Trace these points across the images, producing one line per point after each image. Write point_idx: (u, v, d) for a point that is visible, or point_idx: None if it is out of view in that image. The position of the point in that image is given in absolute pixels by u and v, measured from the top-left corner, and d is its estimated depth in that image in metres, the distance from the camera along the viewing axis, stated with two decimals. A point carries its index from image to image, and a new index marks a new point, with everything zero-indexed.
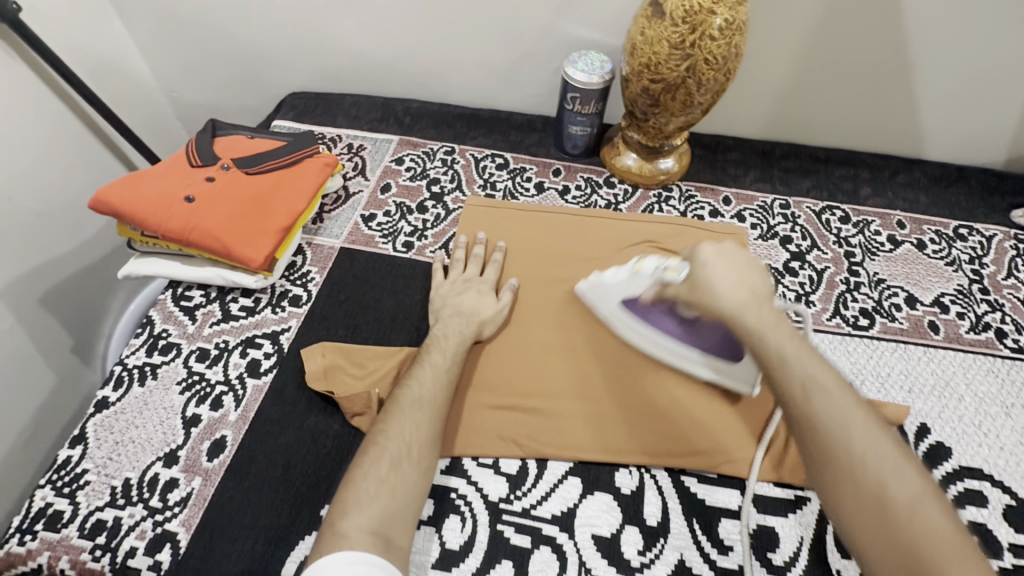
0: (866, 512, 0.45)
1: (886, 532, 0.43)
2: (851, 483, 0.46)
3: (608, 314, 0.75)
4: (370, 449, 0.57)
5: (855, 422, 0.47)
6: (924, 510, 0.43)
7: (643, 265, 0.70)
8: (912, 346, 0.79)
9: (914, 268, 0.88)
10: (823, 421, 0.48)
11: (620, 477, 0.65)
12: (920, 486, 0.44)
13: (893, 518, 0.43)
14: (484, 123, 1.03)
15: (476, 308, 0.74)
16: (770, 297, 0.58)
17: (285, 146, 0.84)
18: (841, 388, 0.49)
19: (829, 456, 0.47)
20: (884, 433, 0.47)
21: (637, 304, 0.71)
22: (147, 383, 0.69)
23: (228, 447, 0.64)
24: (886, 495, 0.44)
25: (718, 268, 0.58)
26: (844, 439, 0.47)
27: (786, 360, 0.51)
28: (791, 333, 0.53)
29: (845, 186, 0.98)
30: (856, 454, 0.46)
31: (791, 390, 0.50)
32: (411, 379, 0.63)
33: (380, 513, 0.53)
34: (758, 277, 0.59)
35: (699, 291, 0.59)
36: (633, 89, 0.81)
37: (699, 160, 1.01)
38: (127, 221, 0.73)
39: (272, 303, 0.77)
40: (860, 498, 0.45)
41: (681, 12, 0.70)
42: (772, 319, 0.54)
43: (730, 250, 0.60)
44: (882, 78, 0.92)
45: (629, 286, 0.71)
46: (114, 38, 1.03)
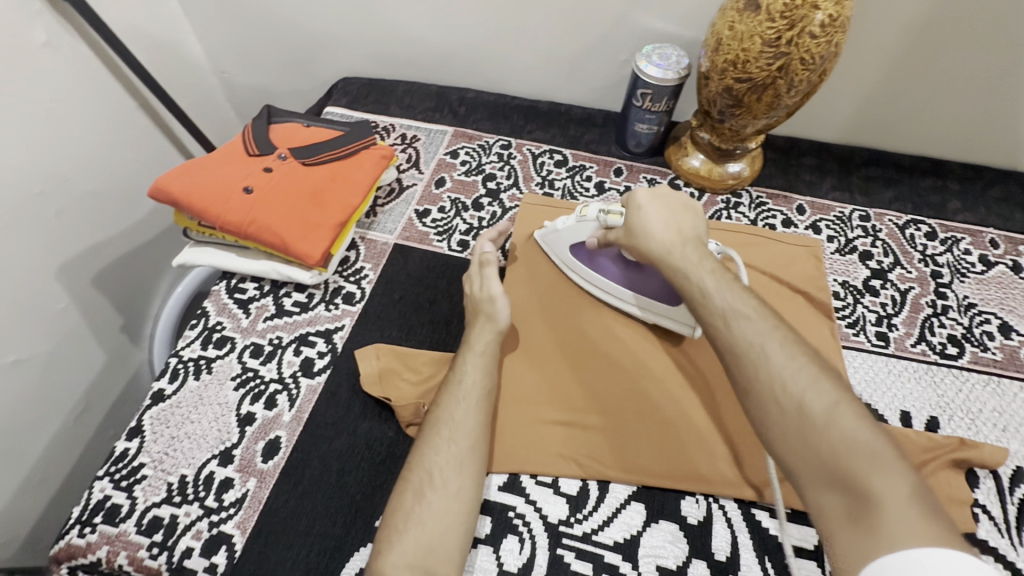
0: (788, 430, 0.42)
1: (804, 439, 0.41)
2: (771, 406, 0.44)
3: (561, 260, 0.77)
4: (404, 478, 0.55)
5: (773, 343, 0.46)
6: (843, 419, 0.41)
7: (588, 211, 0.70)
8: (1007, 379, 0.72)
9: (1009, 293, 0.80)
10: (741, 345, 0.47)
11: (686, 506, 0.61)
12: (837, 395, 0.42)
13: (812, 429, 0.41)
14: (542, 116, 0.98)
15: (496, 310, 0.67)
16: (700, 235, 0.59)
17: (341, 137, 0.81)
18: (761, 314, 0.49)
19: (748, 376, 0.46)
20: (799, 353, 0.45)
21: (585, 251, 0.74)
22: (202, 377, 0.68)
23: (282, 449, 0.63)
24: (803, 406, 0.42)
25: (654, 212, 0.61)
26: (761, 357, 0.46)
27: (709, 293, 0.52)
28: (718, 270, 0.54)
29: (931, 199, 0.91)
30: (772, 369, 0.45)
31: (713, 321, 0.50)
32: (457, 398, 0.60)
33: (415, 544, 0.50)
34: (695, 223, 0.61)
35: (636, 236, 0.62)
36: (713, 87, 0.75)
37: (770, 164, 0.95)
38: (184, 211, 0.72)
39: (325, 300, 0.75)
40: (776, 413, 0.43)
41: (779, 7, 0.64)
42: (698, 258, 0.56)
43: (666, 198, 0.63)
44: (986, 82, 0.84)
45: (578, 232, 0.72)
46: (171, 18, 1.02)
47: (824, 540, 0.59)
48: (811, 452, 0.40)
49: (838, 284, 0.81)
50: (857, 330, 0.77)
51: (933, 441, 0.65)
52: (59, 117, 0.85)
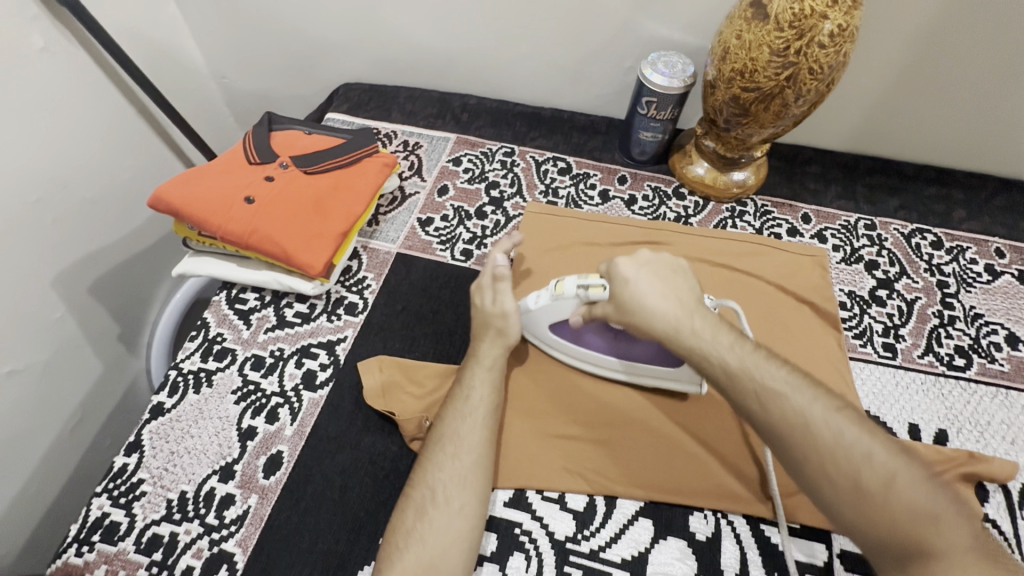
0: (850, 504, 0.41)
1: (870, 515, 0.40)
2: (827, 481, 0.43)
3: (540, 339, 0.69)
4: (406, 496, 0.55)
5: (818, 411, 0.45)
6: (901, 485, 0.41)
7: (563, 287, 0.63)
8: (1015, 391, 0.72)
9: (1016, 303, 0.80)
10: (786, 419, 0.45)
11: (694, 522, 0.61)
12: (888, 459, 0.42)
13: (873, 503, 0.40)
14: (546, 123, 0.98)
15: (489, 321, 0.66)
16: (699, 297, 0.57)
17: (343, 144, 0.80)
18: (792, 384, 0.47)
19: (800, 451, 0.44)
20: (844, 417, 0.45)
21: (568, 328, 0.67)
22: (202, 390, 0.66)
23: (284, 464, 0.62)
24: (858, 481, 0.41)
25: (646, 282, 0.56)
26: (806, 434, 0.44)
27: (734, 370, 0.49)
28: (736, 340, 0.52)
29: (936, 208, 0.90)
30: (820, 445, 0.43)
31: (746, 401, 0.48)
32: (458, 413, 0.59)
33: (417, 563, 0.50)
34: (689, 286, 0.58)
35: (630, 310, 0.56)
36: (720, 96, 0.74)
37: (775, 172, 0.94)
38: (185, 220, 0.70)
39: (327, 310, 0.74)
40: (835, 489, 0.42)
41: (788, 16, 0.64)
42: (711, 331, 0.52)
43: (653, 263, 0.59)
44: (992, 91, 0.83)
45: (556, 311, 0.65)
46: (170, 22, 1.00)
47: (833, 556, 0.59)
48: (877, 526, 0.40)
49: (844, 294, 0.81)
50: (863, 341, 0.76)
51: (943, 455, 0.64)
52: (56, 123, 0.83)
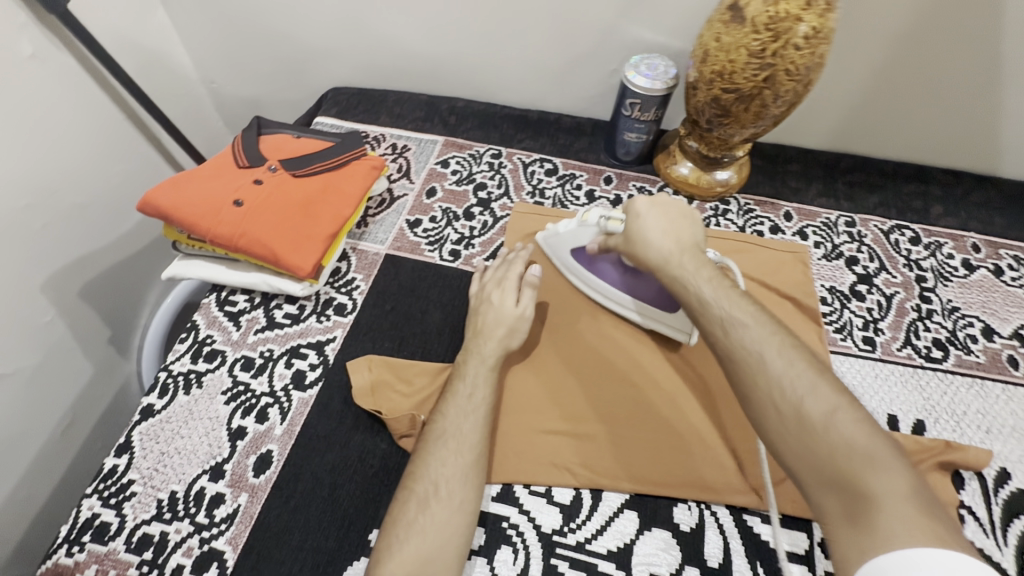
0: (790, 435, 0.44)
1: (806, 444, 0.43)
2: (772, 411, 0.46)
3: (561, 262, 0.78)
4: (402, 491, 0.55)
5: (773, 350, 0.48)
6: (841, 422, 0.42)
7: (590, 216, 0.72)
8: (990, 382, 0.74)
9: (991, 296, 0.82)
10: (743, 353, 0.49)
11: (679, 513, 0.62)
12: (834, 399, 0.44)
13: (810, 436, 0.43)
14: (532, 125, 0.99)
15: (497, 320, 0.67)
16: (698, 243, 0.62)
17: (332, 148, 0.81)
18: (759, 322, 0.50)
19: (752, 383, 0.47)
20: (800, 359, 0.47)
21: (585, 255, 0.75)
22: (192, 392, 0.67)
23: (274, 462, 0.62)
24: (801, 412, 0.44)
25: (653, 220, 0.64)
26: (760, 365, 0.47)
27: (707, 301, 0.54)
28: (716, 277, 0.56)
29: (914, 205, 0.92)
30: (771, 376, 0.47)
31: (712, 329, 0.52)
32: (452, 410, 0.60)
33: (417, 557, 0.50)
34: (693, 232, 0.63)
35: (635, 244, 0.64)
36: (700, 97, 0.76)
37: (757, 171, 0.96)
38: (174, 223, 0.71)
39: (317, 311, 0.75)
40: (779, 418, 0.45)
41: (764, 19, 0.65)
42: (695, 265, 0.58)
43: (665, 206, 0.65)
44: (965, 90, 0.86)
45: (578, 237, 0.74)
46: (159, 28, 1.01)
47: (814, 545, 0.60)
48: (811, 457, 0.42)
49: (825, 289, 0.82)
50: (844, 335, 0.78)
51: (920, 443, 0.66)
52: (45, 129, 0.84)
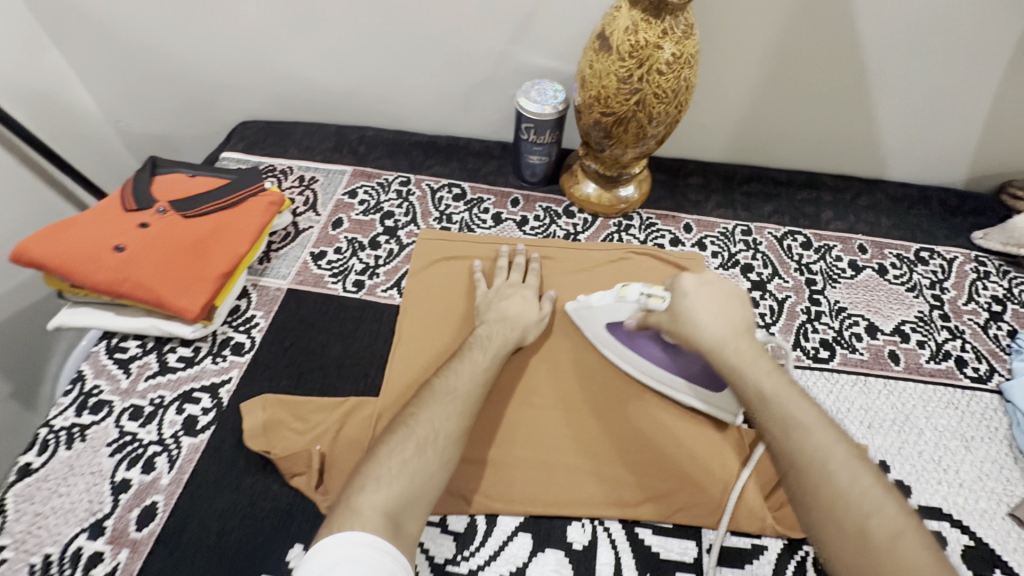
0: (855, 558, 0.45)
1: (870, 567, 0.44)
2: (836, 528, 0.46)
3: (594, 336, 0.75)
4: (400, 431, 0.58)
5: (834, 458, 0.49)
6: (909, 549, 0.43)
7: (629, 292, 0.69)
8: (873, 378, 0.77)
9: (875, 295, 0.87)
10: (801, 457, 0.50)
11: (572, 532, 0.63)
12: (898, 519, 0.45)
13: (879, 561, 0.44)
14: (441, 150, 1.00)
15: (520, 313, 0.73)
16: (749, 328, 0.60)
17: (227, 185, 0.81)
18: (821, 423, 0.51)
19: (810, 494, 0.48)
20: (862, 467, 0.48)
21: (622, 330, 0.72)
22: (75, 446, 0.65)
23: (158, 514, 0.61)
24: (868, 533, 0.45)
25: (703, 305, 0.62)
26: (823, 472, 0.48)
27: (767, 395, 0.54)
28: (773, 370, 0.56)
29: (807, 211, 0.97)
30: (837, 487, 0.47)
31: (772, 428, 0.52)
32: (450, 370, 0.65)
33: (399, 495, 0.53)
34: (743, 316, 0.61)
35: (683, 327, 0.62)
36: (585, 121, 0.78)
37: (660, 185, 0.99)
38: (52, 273, 0.69)
39: (213, 352, 0.74)
40: (843, 535, 0.46)
41: (627, 47, 0.68)
42: (753, 356, 0.57)
43: (716, 288, 0.63)
44: (838, 101, 0.92)
45: (615, 312, 0.71)
46: (54, 69, 0.99)
47: (702, 552, 0.62)
48: None
49: None
50: None
51: None
52: None
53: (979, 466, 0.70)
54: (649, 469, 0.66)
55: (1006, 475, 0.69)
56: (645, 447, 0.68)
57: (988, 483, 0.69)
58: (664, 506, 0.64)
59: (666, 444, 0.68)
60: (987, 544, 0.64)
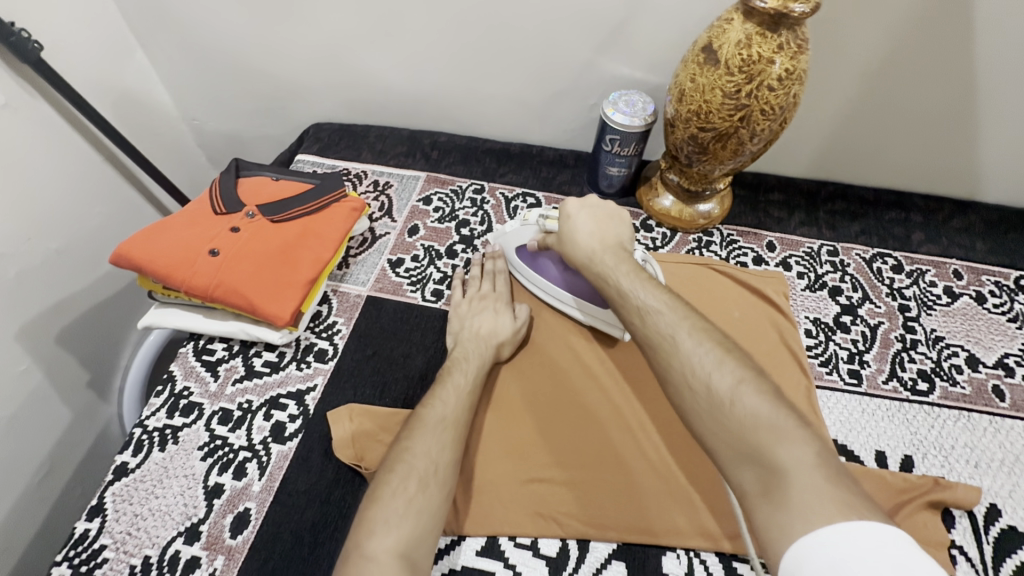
0: (705, 411, 0.49)
1: (715, 420, 0.47)
2: (688, 390, 0.50)
3: (508, 260, 0.82)
4: (397, 468, 0.55)
5: (682, 331, 0.53)
6: (744, 397, 0.47)
7: (528, 215, 0.77)
8: (976, 414, 0.73)
9: (974, 324, 0.82)
10: (658, 338, 0.54)
11: (668, 563, 0.61)
12: (738, 373, 0.49)
13: (720, 408, 0.47)
14: (515, 158, 0.99)
15: (493, 329, 0.72)
16: (624, 242, 0.66)
17: (312, 190, 0.81)
18: (671, 307, 0.56)
19: (669, 363, 0.52)
20: (706, 338, 0.53)
21: (527, 253, 0.79)
22: (168, 448, 0.66)
23: (251, 522, 0.61)
24: (712, 389, 0.49)
25: (583, 221, 0.67)
26: (673, 346, 0.53)
27: (626, 293, 0.59)
28: (636, 272, 0.61)
29: (896, 232, 0.93)
30: (683, 355, 0.52)
31: (633, 319, 0.58)
32: (435, 398, 0.63)
33: (409, 536, 0.51)
34: (618, 232, 0.68)
35: (566, 245, 0.68)
36: (678, 134, 0.76)
37: (740, 201, 0.96)
38: (148, 275, 0.70)
39: (297, 358, 0.74)
40: (694, 398, 0.49)
41: (738, 61, 0.66)
42: (617, 263, 0.62)
43: (595, 208, 0.69)
44: (935, 119, 0.88)
45: (521, 235, 0.78)
46: (138, 69, 1.01)
47: None
48: (724, 430, 0.47)
49: (809, 321, 0.82)
50: (829, 369, 0.77)
51: (909, 482, 0.65)
52: (23, 177, 0.84)
53: None
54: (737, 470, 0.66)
55: None
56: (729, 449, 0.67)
57: None
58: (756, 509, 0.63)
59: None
60: None
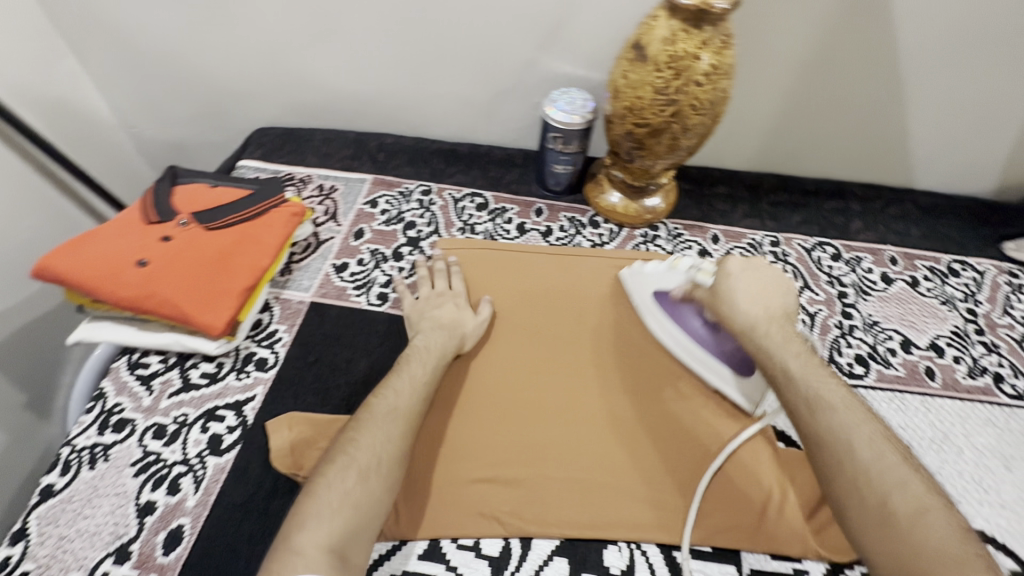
0: (874, 524, 0.48)
1: (889, 539, 0.47)
2: (858, 497, 0.50)
3: (639, 302, 0.79)
4: (339, 458, 0.54)
5: (860, 435, 0.52)
6: (931, 520, 0.46)
7: (680, 263, 0.77)
8: (909, 395, 0.76)
9: (908, 308, 0.85)
10: (825, 432, 0.53)
11: (610, 556, 0.61)
12: (923, 498, 0.48)
13: (894, 527, 0.47)
14: (463, 158, 0.99)
15: (455, 320, 0.73)
16: (787, 311, 0.65)
17: (250, 196, 0.79)
18: (847, 404, 0.55)
19: (840, 464, 0.51)
20: (890, 447, 0.51)
21: (666, 299, 0.76)
22: (98, 466, 0.64)
23: (185, 538, 0.59)
24: (889, 506, 0.48)
25: (746, 284, 0.66)
26: (845, 447, 0.52)
27: (794, 375, 0.58)
28: (805, 354, 0.60)
29: (835, 221, 0.95)
30: (862, 464, 0.51)
31: (797, 405, 0.56)
32: (387, 389, 0.62)
33: (343, 528, 0.50)
34: (784, 300, 0.66)
35: (721, 304, 0.67)
36: (616, 131, 0.76)
37: (686, 195, 0.97)
38: (74, 288, 0.68)
39: (236, 368, 0.72)
40: (866, 509, 0.49)
41: (665, 57, 0.67)
42: (783, 338, 0.62)
43: (760, 271, 0.68)
44: (868, 111, 0.90)
45: (665, 280, 0.77)
46: (69, 75, 0.98)
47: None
48: (898, 552, 0.46)
49: None
50: None
51: None
52: None
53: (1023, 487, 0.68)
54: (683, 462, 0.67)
55: None
56: (675, 442, 0.68)
57: None
58: (703, 499, 0.64)
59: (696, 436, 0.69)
60: None
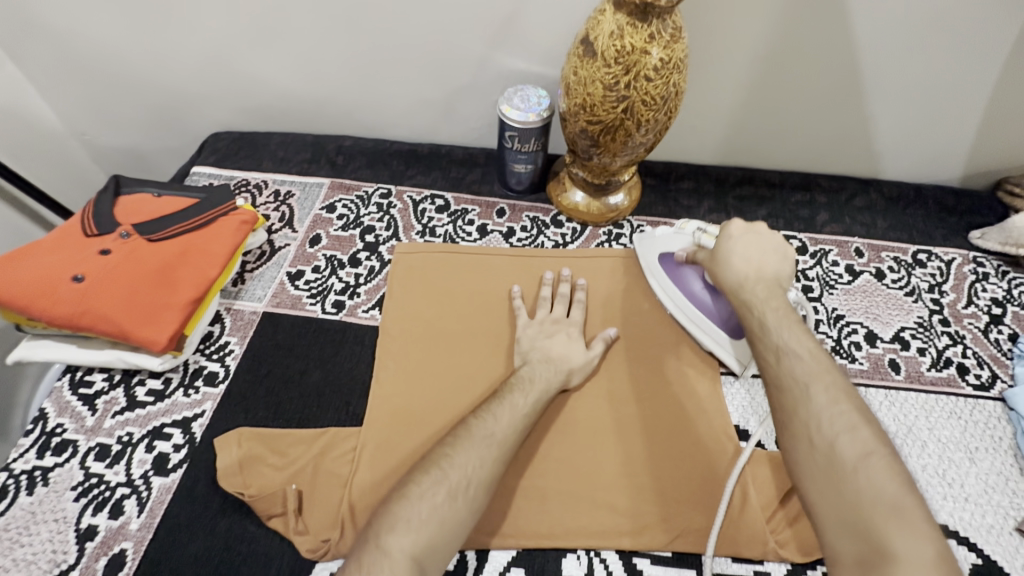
0: (820, 471, 0.50)
1: (832, 486, 0.49)
2: (807, 444, 0.51)
3: (646, 263, 0.80)
4: (432, 472, 0.55)
5: (818, 385, 0.54)
6: (872, 467, 0.48)
7: (688, 226, 0.79)
8: (872, 389, 0.75)
9: (873, 301, 0.84)
10: (787, 382, 0.55)
11: (568, 565, 0.60)
12: (868, 446, 0.49)
13: (838, 473, 0.49)
14: (423, 159, 0.96)
15: (566, 354, 0.70)
16: (778, 275, 0.65)
17: (196, 205, 0.77)
18: (814, 356, 0.56)
19: (793, 410, 0.53)
20: (845, 398, 0.53)
21: (671, 261, 0.78)
22: (37, 491, 0.61)
23: (127, 564, 0.57)
24: (835, 453, 0.50)
25: (738, 246, 0.67)
26: (803, 396, 0.53)
27: (768, 327, 0.59)
28: (785, 310, 0.61)
29: (801, 214, 0.94)
30: (814, 411, 0.52)
31: (767, 355, 0.58)
32: (489, 413, 0.61)
33: (426, 544, 0.51)
34: (775, 263, 0.66)
35: (717, 264, 0.68)
36: (571, 128, 0.75)
37: (651, 191, 0.96)
38: (6, 307, 0.65)
39: (184, 384, 0.70)
40: (813, 455, 0.50)
41: (612, 52, 0.65)
42: (766, 295, 0.62)
43: (757, 235, 0.68)
44: (831, 102, 0.89)
45: (671, 242, 0.79)
46: (8, 82, 0.95)
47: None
48: (836, 496, 0.48)
49: None
50: None
51: None
52: None
53: (985, 478, 0.68)
54: (654, 469, 0.65)
55: (1012, 488, 0.67)
56: (660, 443, 0.67)
57: (994, 497, 0.66)
58: (672, 508, 0.63)
59: (675, 436, 0.67)
60: (996, 563, 0.62)
